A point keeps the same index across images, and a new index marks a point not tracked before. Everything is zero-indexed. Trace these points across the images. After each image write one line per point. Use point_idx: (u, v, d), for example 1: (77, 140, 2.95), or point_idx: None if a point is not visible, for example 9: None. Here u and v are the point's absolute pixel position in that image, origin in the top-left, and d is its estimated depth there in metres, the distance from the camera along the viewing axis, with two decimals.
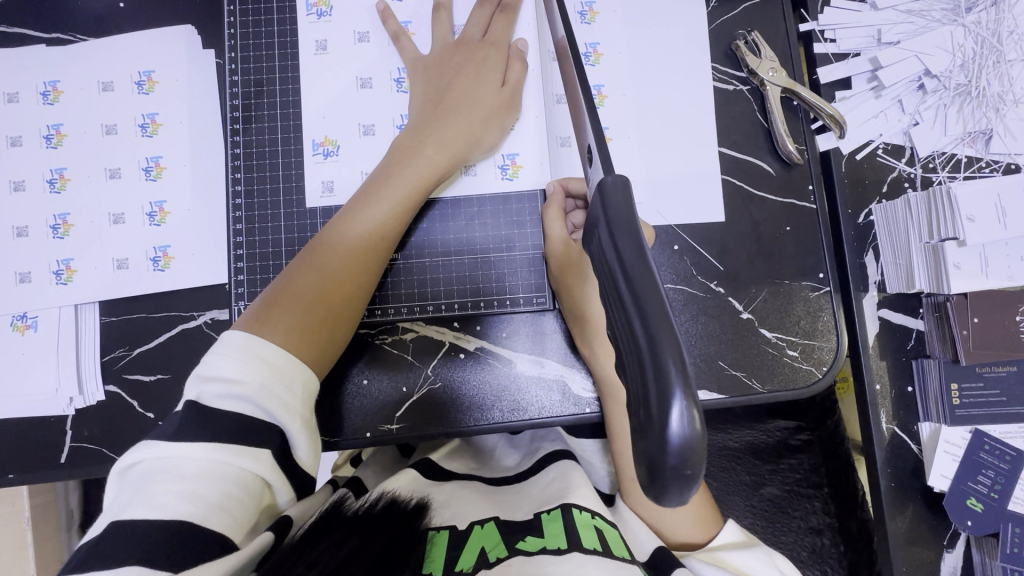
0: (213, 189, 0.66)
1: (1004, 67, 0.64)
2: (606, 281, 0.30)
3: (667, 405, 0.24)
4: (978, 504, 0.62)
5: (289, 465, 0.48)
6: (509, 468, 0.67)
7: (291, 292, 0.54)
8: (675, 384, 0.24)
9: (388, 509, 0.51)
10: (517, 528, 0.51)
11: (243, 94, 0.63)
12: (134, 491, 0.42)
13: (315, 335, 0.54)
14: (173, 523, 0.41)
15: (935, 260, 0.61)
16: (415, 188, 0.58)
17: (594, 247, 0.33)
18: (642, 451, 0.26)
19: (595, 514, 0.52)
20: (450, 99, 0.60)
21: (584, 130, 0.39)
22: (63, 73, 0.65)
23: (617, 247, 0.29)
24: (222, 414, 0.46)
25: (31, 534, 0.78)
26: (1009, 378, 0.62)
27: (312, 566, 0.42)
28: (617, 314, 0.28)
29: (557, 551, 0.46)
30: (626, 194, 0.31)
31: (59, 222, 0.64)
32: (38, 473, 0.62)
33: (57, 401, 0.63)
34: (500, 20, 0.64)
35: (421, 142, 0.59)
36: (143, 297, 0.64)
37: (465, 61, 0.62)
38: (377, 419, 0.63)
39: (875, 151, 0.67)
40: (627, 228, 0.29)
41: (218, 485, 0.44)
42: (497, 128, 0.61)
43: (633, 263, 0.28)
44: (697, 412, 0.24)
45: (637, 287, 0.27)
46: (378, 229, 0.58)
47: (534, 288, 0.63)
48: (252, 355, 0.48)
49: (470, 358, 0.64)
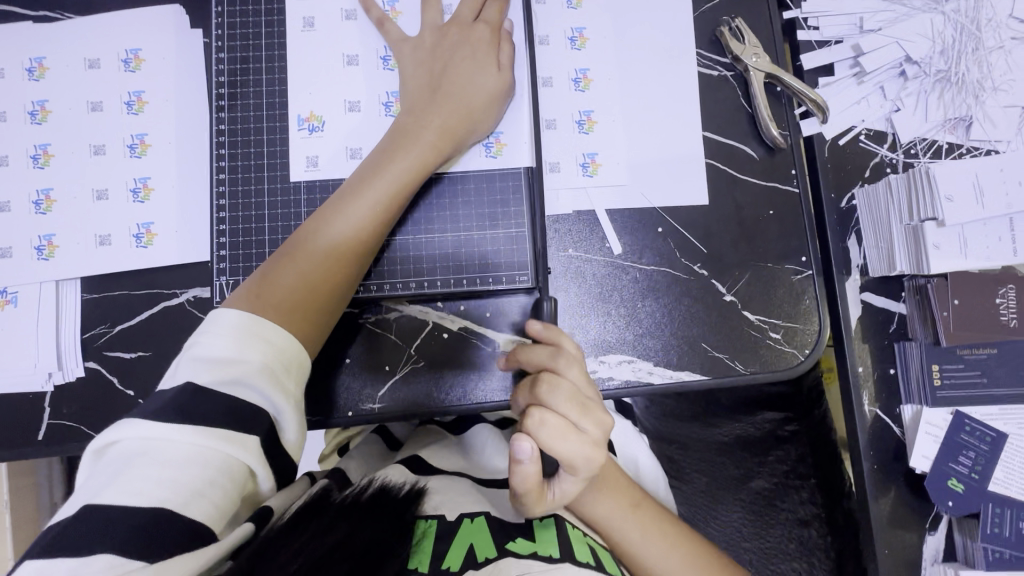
0: (198, 166, 0.65)
1: (983, 54, 0.65)
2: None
3: None
4: (960, 485, 0.62)
5: (275, 450, 0.48)
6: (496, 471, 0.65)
7: (285, 271, 0.54)
8: None
9: (376, 500, 0.49)
10: (505, 527, 0.53)
11: (229, 72, 0.63)
12: (111, 474, 0.42)
13: (309, 310, 0.54)
14: (149, 510, 0.41)
15: (916, 242, 0.61)
16: (415, 172, 0.58)
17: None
18: None
19: (586, 532, 0.55)
20: (447, 83, 0.60)
21: None
22: (50, 50, 0.66)
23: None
24: (203, 394, 0.46)
25: (9, 515, 0.77)
26: (991, 360, 0.63)
27: (295, 557, 0.39)
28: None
29: (548, 559, 0.48)
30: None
31: (41, 198, 0.64)
32: (14, 449, 0.62)
33: (35, 377, 0.62)
34: (493, 3, 0.62)
35: (420, 124, 0.59)
36: (124, 274, 0.64)
37: (460, 43, 0.61)
38: (360, 397, 0.63)
39: (857, 137, 0.67)
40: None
41: (201, 471, 0.43)
42: (496, 112, 0.61)
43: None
44: None
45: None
46: (375, 208, 0.57)
47: (518, 266, 0.63)
48: (247, 334, 0.49)
49: (454, 338, 0.64)
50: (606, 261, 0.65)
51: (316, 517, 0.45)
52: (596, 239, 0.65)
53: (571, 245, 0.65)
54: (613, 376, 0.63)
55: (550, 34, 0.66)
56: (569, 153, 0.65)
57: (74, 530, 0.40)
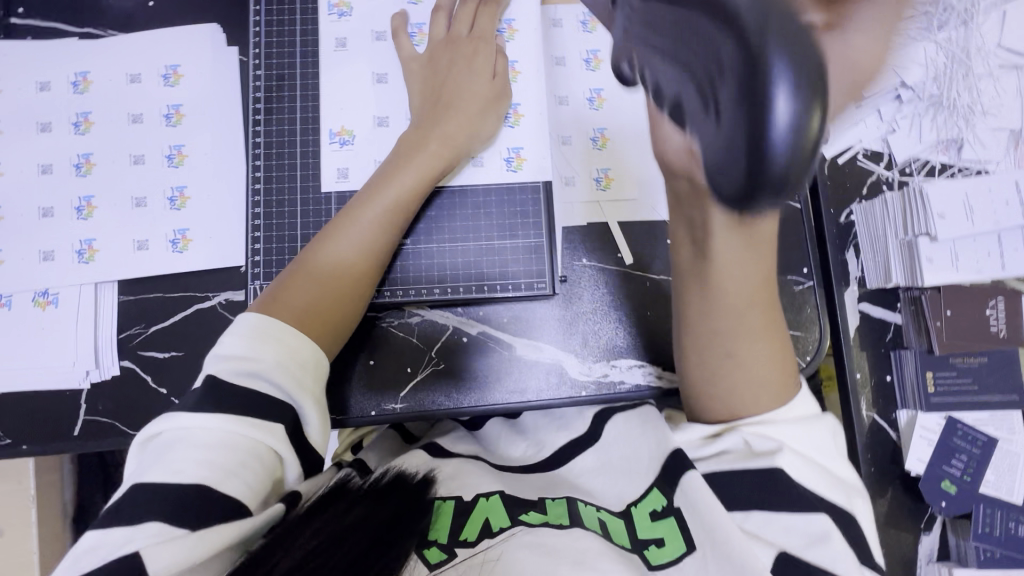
0: (232, 175, 0.69)
1: (973, 80, 0.70)
2: (723, 89, 0.27)
3: (771, 102, 0.25)
4: (951, 487, 0.66)
5: (299, 441, 0.51)
6: (512, 459, 0.60)
7: (301, 281, 0.57)
8: (778, 76, 0.25)
9: (393, 482, 0.52)
10: (520, 501, 0.52)
11: (265, 88, 0.67)
12: (155, 459, 0.46)
13: (326, 314, 0.57)
14: (189, 488, 0.44)
15: (910, 254, 0.66)
16: (423, 179, 0.62)
17: (700, 44, 0.29)
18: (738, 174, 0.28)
19: (601, 507, 0.52)
20: (448, 95, 0.64)
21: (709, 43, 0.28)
22: (94, 65, 0.69)
23: (741, 104, 0.26)
24: (232, 389, 0.49)
25: (35, 513, 0.79)
26: (980, 368, 0.66)
27: (319, 531, 0.45)
28: (734, 176, 0.28)
29: (559, 526, 0.49)
30: (766, 18, 0.26)
31: (83, 204, 0.67)
32: (52, 445, 0.64)
33: (73, 375, 0.65)
34: (485, 12, 0.67)
35: (425, 135, 0.63)
36: (159, 277, 0.67)
37: (457, 56, 0.66)
38: (382, 397, 0.66)
39: (855, 156, 0.71)
40: (790, 42, 0.25)
41: (233, 455, 0.46)
42: (493, 118, 0.66)
43: (785, 157, 0.26)
44: (806, 108, 0.25)
45: (777, 172, 0.27)
46: (387, 213, 0.61)
47: (535, 275, 0.67)
48: (268, 336, 0.52)
49: (473, 341, 0.67)
50: (618, 270, 0.69)
51: (338, 500, 0.50)
52: (609, 250, 0.69)
53: (586, 255, 0.69)
54: (624, 380, 0.67)
55: (566, 54, 0.71)
56: (586, 167, 0.69)
57: (131, 504, 0.44)
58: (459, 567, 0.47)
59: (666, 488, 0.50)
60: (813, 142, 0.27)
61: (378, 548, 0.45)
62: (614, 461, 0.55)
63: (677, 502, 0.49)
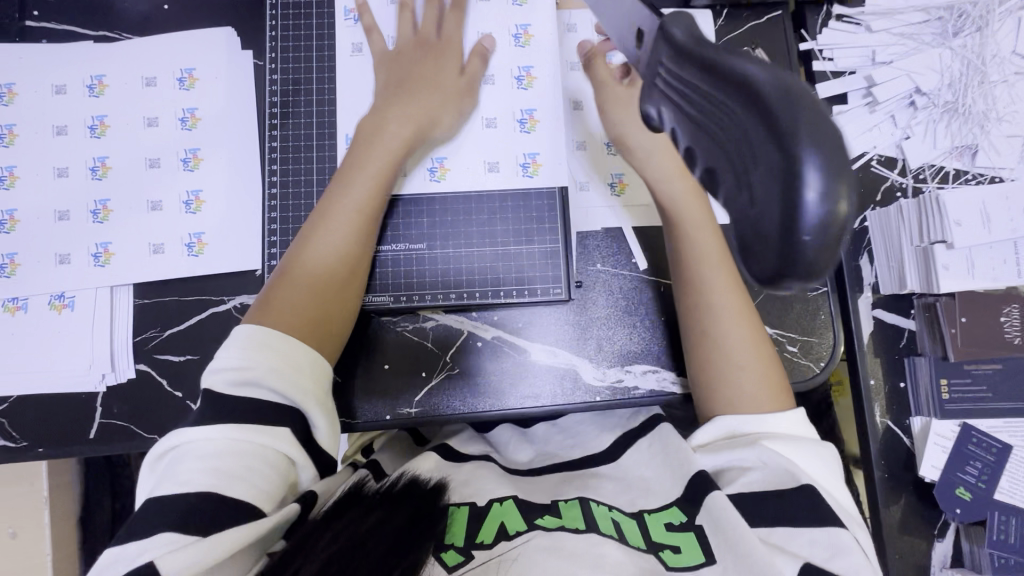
0: (246, 178, 0.69)
1: (988, 87, 0.70)
2: (734, 161, 0.19)
3: (796, 169, 0.17)
4: (967, 494, 0.66)
5: (305, 444, 0.51)
6: (520, 461, 0.65)
7: (290, 286, 0.57)
8: (805, 143, 0.17)
9: (406, 487, 0.53)
10: (534, 505, 0.54)
11: (281, 92, 0.67)
12: (165, 473, 0.47)
13: (315, 314, 0.57)
14: (197, 494, 0.44)
15: (926, 262, 0.66)
16: (388, 162, 0.62)
17: (704, 103, 0.21)
18: (751, 254, 0.18)
19: (614, 508, 0.54)
20: (411, 84, 0.64)
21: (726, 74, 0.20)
22: (109, 68, 0.69)
23: (761, 170, 0.17)
24: (231, 400, 0.49)
25: (48, 514, 0.79)
26: (995, 375, 0.67)
27: (336, 535, 0.46)
28: (752, 262, 0.19)
29: (576, 531, 0.50)
30: (787, 87, 0.18)
31: (99, 207, 0.67)
32: (68, 447, 0.65)
33: (89, 378, 0.65)
34: (450, 16, 0.68)
35: (384, 123, 0.62)
36: (175, 280, 0.67)
37: (420, 56, 0.66)
38: (398, 401, 0.66)
39: (869, 162, 0.72)
40: (817, 116, 0.17)
41: (236, 460, 0.47)
42: (455, 111, 0.65)
43: (814, 249, 0.17)
44: (841, 185, 0.17)
45: (803, 266, 0.17)
46: (360, 202, 0.60)
47: (551, 280, 0.67)
48: (262, 344, 0.52)
49: (487, 346, 0.68)
50: (632, 275, 0.69)
51: (354, 506, 0.50)
52: (624, 255, 0.69)
53: (600, 260, 0.69)
54: (639, 385, 0.67)
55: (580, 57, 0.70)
56: (598, 172, 0.69)
57: (147, 515, 0.44)
58: (477, 569, 0.47)
59: (687, 508, 0.52)
60: (847, 231, 0.17)
61: (395, 555, 0.45)
62: (631, 478, 0.58)
63: (697, 520, 0.51)
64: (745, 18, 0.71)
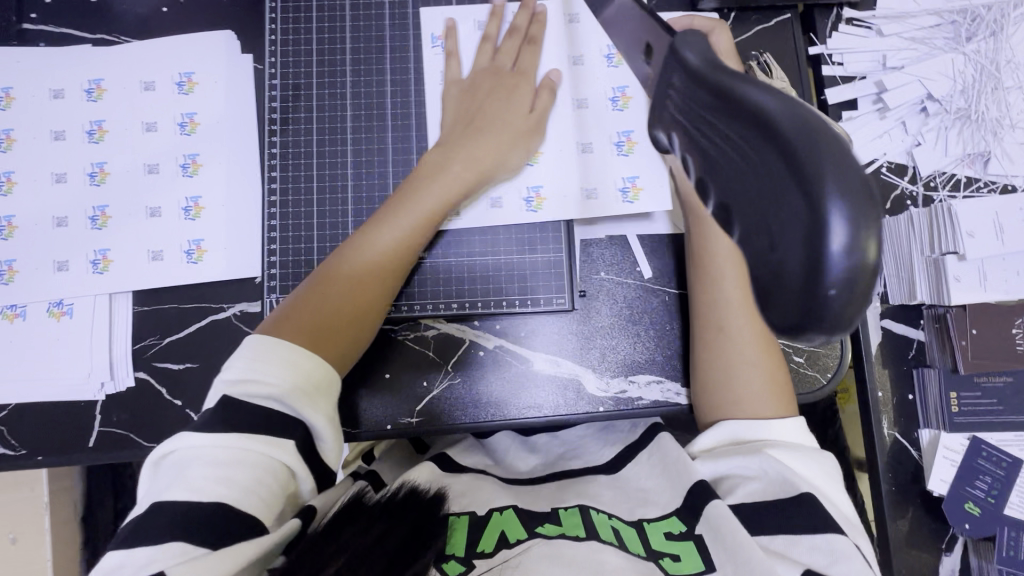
0: (247, 185, 0.68)
1: (1002, 94, 0.69)
2: (753, 201, 0.18)
3: (822, 215, 0.16)
4: (975, 509, 0.65)
5: (312, 456, 0.51)
6: (522, 471, 0.65)
7: (312, 302, 0.56)
8: (833, 189, 0.16)
9: (409, 498, 0.53)
10: (533, 513, 0.54)
11: (281, 98, 0.66)
12: (172, 477, 0.46)
13: (334, 336, 0.56)
14: (208, 505, 0.44)
15: (936, 273, 0.65)
16: (443, 200, 0.60)
17: (722, 139, 0.20)
18: (772, 305, 0.17)
19: (613, 515, 0.54)
20: (480, 120, 0.63)
21: (746, 101, 0.19)
22: (107, 72, 0.69)
23: (786, 216, 0.16)
24: (243, 409, 0.49)
25: (48, 520, 0.79)
26: (1006, 389, 0.66)
27: (340, 550, 0.45)
28: (771, 311, 0.18)
29: (575, 538, 0.49)
30: (807, 122, 0.17)
31: (97, 213, 0.67)
32: (69, 456, 0.64)
33: (89, 386, 0.65)
34: (527, 51, 0.66)
35: (449, 159, 0.61)
36: (174, 288, 0.67)
37: (497, 87, 0.64)
38: (398, 411, 0.66)
39: (879, 169, 0.71)
40: (841, 158, 0.16)
41: (251, 472, 0.47)
42: (522, 149, 0.64)
43: (839, 302, 0.16)
44: (869, 231, 0.16)
45: (829, 319, 0.16)
46: (399, 233, 0.59)
47: (554, 290, 0.66)
48: (287, 361, 0.51)
49: (488, 356, 0.67)
50: (637, 284, 0.68)
51: (355, 517, 0.49)
52: (628, 263, 0.68)
53: (604, 269, 0.68)
54: (642, 396, 0.66)
55: (588, 53, 0.68)
56: (608, 178, 0.67)
57: (151, 524, 0.44)
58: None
59: (689, 519, 0.51)
60: (875, 279, 0.16)
61: (399, 566, 0.44)
62: (629, 487, 0.57)
63: (697, 530, 0.50)
64: (753, 21, 0.69)
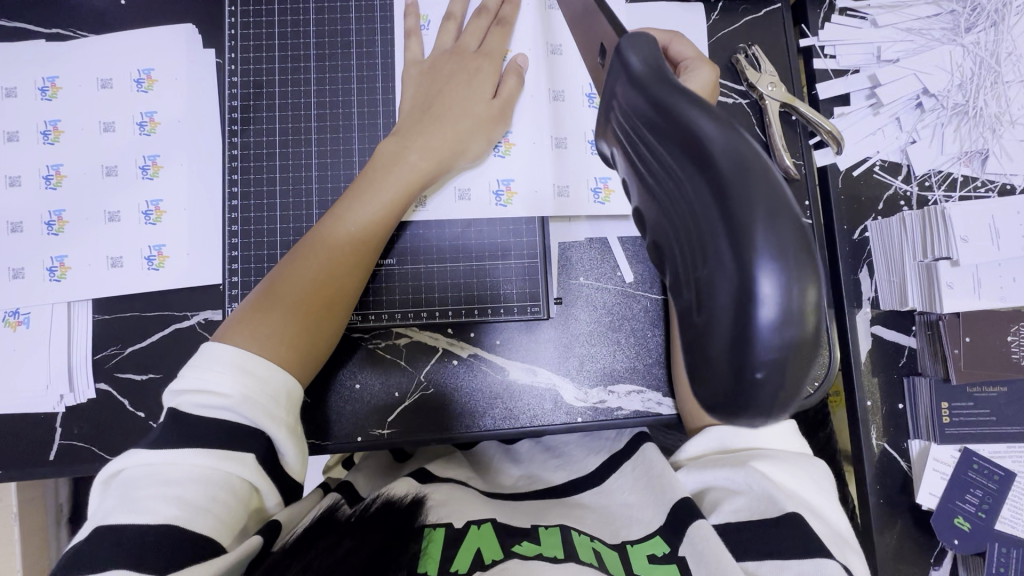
0: (210, 188, 0.65)
1: (1002, 88, 0.66)
2: (685, 255, 0.18)
3: (751, 277, 0.16)
4: (965, 523, 0.65)
5: (275, 470, 0.49)
6: (504, 485, 0.59)
7: (269, 312, 0.53)
8: (762, 247, 0.16)
9: (381, 510, 0.48)
10: (513, 531, 0.47)
11: (241, 96, 0.63)
12: (118, 498, 0.43)
13: (302, 341, 0.53)
14: (155, 527, 0.41)
15: (928, 278, 0.64)
16: (406, 188, 0.58)
17: (658, 169, 0.19)
18: (704, 373, 0.18)
19: (594, 537, 0.47)
20: (438, 107, 0.59)
21: (689, 115, 0.18)
22: (62, 69, 0.65)
23: (718, 285, 0.16)
24: (198, 423, 0.46)
25: (17, 529, 0.78)
26: (999, 398, 0.66)
27: (306, 569, 0.40)
28: (702, 377, 0.18)
29: (553, 560, 0.42)
30: (743, 159, 0.17)
31: (54, 218, 0.64)
32: (28, 470, 0.62)
33: (47, 399, 0.62)
34: (495, 34, 0.63)
35: (405, 148, 0.58)
36: (135, 295, 0.64)
37: (457, 69, 0.61)
38: (369, 422, 0.63)
39: (872, 168, 0.68)
40: (779, 224, 0.16)
41: (204, 489, 0.44)
42: (483, 139, 0.60)
43: (768, 383, 0.17)
44: (798, 294, 0.16)
45: (760, 398, 0.17)
46: (358, 231, 0.57)
47: (528, 297, 0.64)
48: (239, 368, 0.48)
49: (463, 364, 0.64)
50: (618, 290, 0.66)
51: (323, 536, 0.44)
52: (608, 266, 0.66)
53: (582, 274, 0.66)
54: (623, 406, 0.64)
55: (565, 41, 0.65)
56: (581, 177, 0.64)
57: (90, 549, 0.40)
58: None
59: (671, 536, 0.46)
60: (811, 350, 0.17)
61: None
62: (613, 505, 0.52)
63: (680, 551, 0.44)
64: (741, 11, 0.65)
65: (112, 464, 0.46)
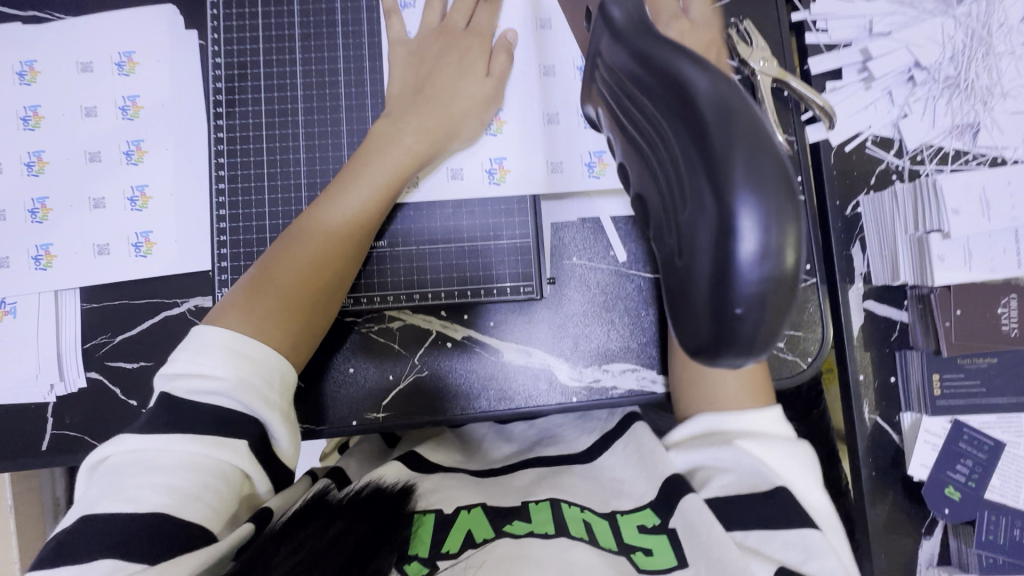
0: (197, 173, 0.64)
1: (993, 60, 0.66)
2: (668, 203, 0.18)
3: (732, 212, 0.16)
4: (955, 493, 0.66)
5: (268, 456, 0.48)
6: (498, 463, 0.60)
7: (260, 294, 0.52)
8: (743, 183, 0.15)
9: (373, 493, 0.48)
10: (505, 512, 0.47)
11: (226, 78, 0.61)
12: (106, 486, 0.42)
13: (292, 321, 0.52)
14: (144, 514, 0.41)
15: (920, 251, 0.64)
16: (397, 170, 0.57)
17: (646, 122, 0.19)
18: (689, 315, 0.18)
19: (585, 508, 0.47)
20: (429, 88, 0.59)
21: (674, 60, 0.18)
22: (40, 53, 0.64)
23: (699, 225, 0.16)
24: (191, 408, 0.46)
25: (14, 521, 0.78)
26: (989, 369, 0.66)
27: (295, 552, 0.40)
28: (685, 321, 0.18)
29: (545, 537, 0.43)
30: (725, 99, 0.16)
31: (38, 206, 0.63)
32: (21, 461, 0.61)
33: (38, 389, 0.62)
34: (483, 9, 0.62)
35: (396, 129, 0.57)
36: (124, 283, 0.63)
37: (446, 50, 0.60)
38: (364, 406, 0.63)
39: (864, 143, 0.68)
40: (760, 160, 0.16)
41: (194, 477, 0.43)
42: (477, 120, 0.60)
43: (748, 320, 0.16)
44: (778, 230, 0.16)
45: (742, 337, 0.17)
46: (349, 212, 0.56)
47: (522, 277, 0.63)
48: (231, 351, 0.48)
49: (458, 347, 0.64)
50: (611, 269, 0.65)
51: (312, 518, 0.44)
52: (601, 246, 0.65)
53: (576, 254, 0.65)
54: (617, 385, 0.64)
55: (554, 15, 0.64)
56: (574, 152, 0.63)
57: (79, 537, 0.40)
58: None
59: (662, 511, 0.46)
60: (792, 288, 0.16)
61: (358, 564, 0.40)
62: (604, 479, 0.52)
63: (671, 524, 0.44)
64: None
65: (97, 452, 0.46)
